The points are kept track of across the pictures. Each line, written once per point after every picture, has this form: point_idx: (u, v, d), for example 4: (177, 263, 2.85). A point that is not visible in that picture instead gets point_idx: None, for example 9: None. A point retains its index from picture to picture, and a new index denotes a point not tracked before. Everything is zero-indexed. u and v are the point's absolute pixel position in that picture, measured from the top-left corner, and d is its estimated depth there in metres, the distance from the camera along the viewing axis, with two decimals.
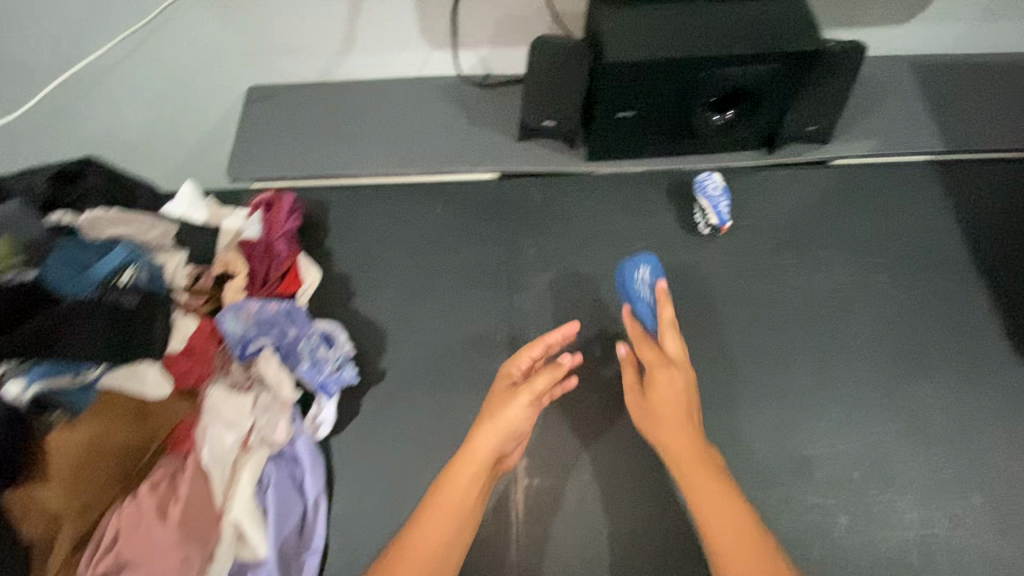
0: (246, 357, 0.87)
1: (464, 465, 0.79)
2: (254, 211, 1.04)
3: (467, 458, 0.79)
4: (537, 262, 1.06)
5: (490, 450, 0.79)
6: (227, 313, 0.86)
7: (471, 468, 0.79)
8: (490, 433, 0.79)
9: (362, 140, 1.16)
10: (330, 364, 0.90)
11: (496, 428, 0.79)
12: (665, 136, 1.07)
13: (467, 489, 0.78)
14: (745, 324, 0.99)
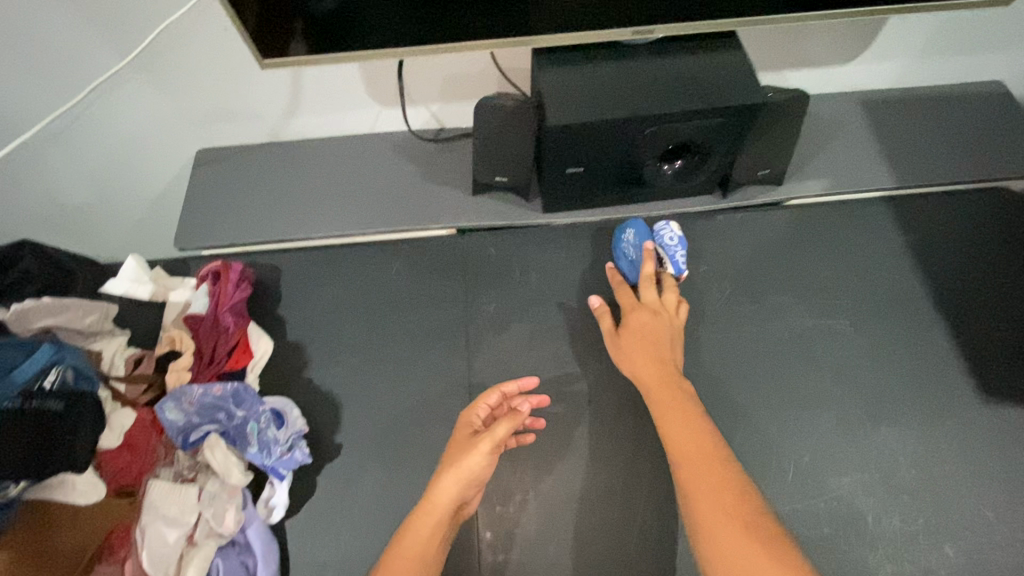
0: (191, 445, 0.85)
1: (424, 514, 0.78)
2: (202, 284, 1.01)
3: (427, 503, 0.79)
4: (496, 321, 1.04)
5: (450, 497, 0.79)
6: (165, 403, 0.82)
7: (430, 519, 0.78)
8: (450, 482, 0.79)
9: (313, 202, 1.13)
10: (280, 446, 0.86)
11: (457, 472, 0.80)
12: (618, 189, 1.06)
13: (429, 537, 0.77)
14: (708, 375, 0.97)
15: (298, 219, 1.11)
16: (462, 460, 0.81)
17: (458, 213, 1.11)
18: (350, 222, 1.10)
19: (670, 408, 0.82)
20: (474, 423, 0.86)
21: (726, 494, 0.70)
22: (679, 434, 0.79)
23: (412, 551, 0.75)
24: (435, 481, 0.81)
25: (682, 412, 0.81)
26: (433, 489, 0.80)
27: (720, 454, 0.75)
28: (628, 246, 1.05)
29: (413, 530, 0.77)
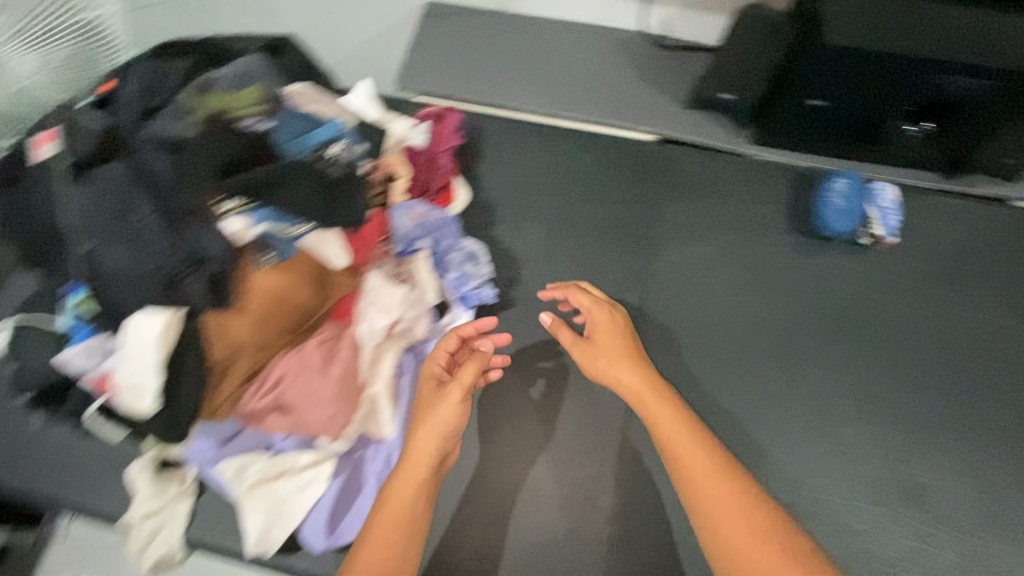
0: (405, 254, 0.95)
1: (409, 469, 0.73)
2: (423, 121, 1.06)
3: (413, 454, 0.74)
4: (681, 232, 1.05)
5: (433, 445, 0.74)
6: (400, 209, 0.96)
7: (418, 464, 0.73)
8: (436, 429, 0.74)
9: (530, 76, 1.17)
10: (474, 280, 0.97)
11: (444, 421, 0.75)
12: (843, 136, 1.03)
13: (413, 485, 0.72)
14: (884, 342, 0.96)
15: (515, 87, 1.15)
16: (443, 411, 0.75)
17: (666, 122, 1.11)
18: (560, 104, 1.14)
19: (644, 393, 0.79)
20: (438, 367, 0.81)
21: (727, 495, 0.70)
22: (665, 420, 0.76)
23: (401, 490, 0.72)
24: (411, 432, 0.76)
25: (668, 407, 0.77)
26: (415, 435, 0.75)
27: (716, 450, 0.74)
28: (836, 195, 1.00)
29: (400, 475, 0.73)
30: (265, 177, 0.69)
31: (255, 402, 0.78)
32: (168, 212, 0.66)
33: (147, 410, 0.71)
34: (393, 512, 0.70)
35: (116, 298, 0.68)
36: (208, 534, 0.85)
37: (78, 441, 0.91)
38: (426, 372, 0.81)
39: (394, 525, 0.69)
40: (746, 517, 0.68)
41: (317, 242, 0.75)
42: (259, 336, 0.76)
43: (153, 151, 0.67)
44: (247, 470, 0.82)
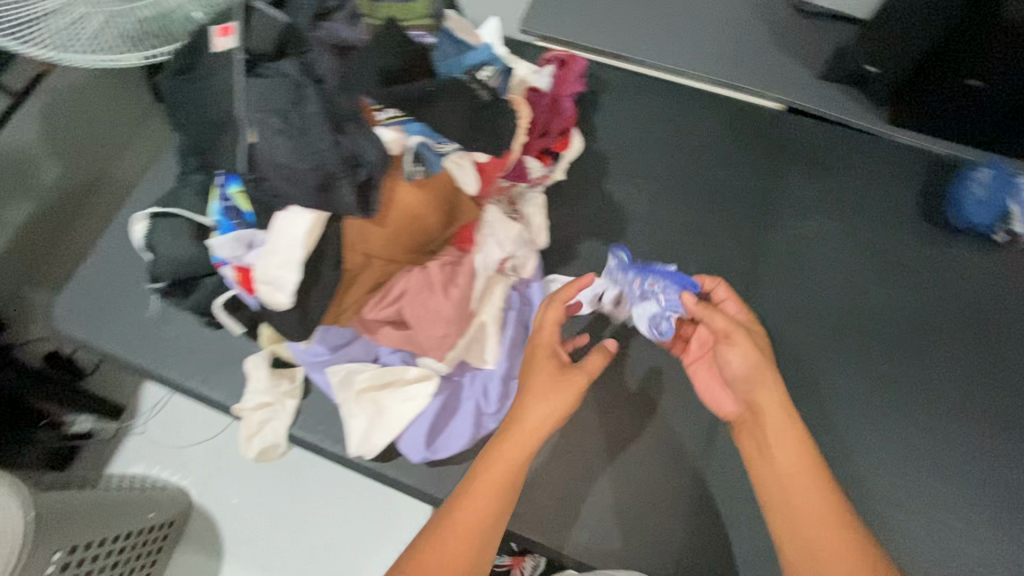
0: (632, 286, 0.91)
1: (517, 442, 0.71)
2: (547, 65, 1.06)
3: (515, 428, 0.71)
4: (800, 206, 1.01)
5: (542, 423, 0.72)
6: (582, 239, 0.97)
7: (518, 444, 0.71)
8: (543, 406, 0.72)
9: (659, 28, 1.12)
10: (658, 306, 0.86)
11: (552, 400, 0.72)
12: (1000, 122, 0.94)
13: (505, 465, 0.70)
14: (1006, 344, 0.91)
15: (643, 38, 1.12)
16: (549, 383, 0.74)
17: (797, 91, 1.07)
18: (687, 61, 1.10)
19: (773, 401, 0.71)
20: (551, 341, 0.78)
21: (820, 508, 0.67)
22: (776, 432, 0.70)
23: (490, 479, 0.69)
24: (525, 402, 0.73)
25: (779, 409, 0.71)
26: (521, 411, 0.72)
27: (813, 450, 0.70)
28: (977, 184, 0.95)
29: (494, 456, 0.70)
30: (425, 90, 0.70)
31: (377, 312, 0.80)
32: (334, 113, 0.68)
33: (280, 304, 0.75)
34: (479, 503, 0.68)
35: (274, 190, 0.71)
36: (311, 433, 0.90)
37: (201, 332, 0.97)
38: (546, 342, 0.78)
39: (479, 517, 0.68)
40: (835, 522, 0.66)
41: (457, 163, 0.76)
42: (387, 249, 0.78)
43: (325, 53, 0.69)
44: (354, 375, 0.86)
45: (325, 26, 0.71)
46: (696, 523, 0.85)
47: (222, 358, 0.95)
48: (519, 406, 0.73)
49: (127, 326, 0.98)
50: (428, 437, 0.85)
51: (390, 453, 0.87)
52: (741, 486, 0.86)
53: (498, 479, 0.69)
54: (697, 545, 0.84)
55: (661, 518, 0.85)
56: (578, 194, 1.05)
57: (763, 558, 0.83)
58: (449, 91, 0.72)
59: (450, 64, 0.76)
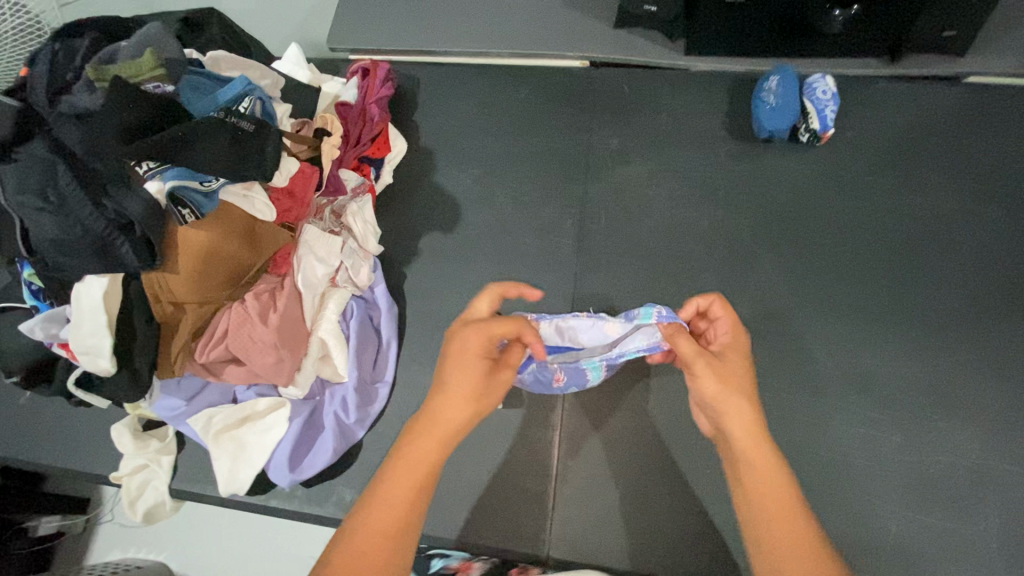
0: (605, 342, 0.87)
1: (424, 442, 0.62)
2: (351, 78, 1.08)
3: (430, 430, 0.62)
4: (618, 153, 1.04)
5: (457, 420, 0.63)
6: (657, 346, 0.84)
7: (431, 448, 0.62)
8: (459, 400, 0.63)
9: (457, 18, 1.15)
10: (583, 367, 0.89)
11: (472, 394, 0.63)
12: (775, 32, 1.00)
13: (415, 480, 0.60)
14: (826, 238, 0.94)
15: (444, 30, 1.15)
16: (473, 384, 0.63)
17: (596, 44, 1.09)
18: (488, 43, 1.13)
19: (748, 438, 0.62)
20: (485, 342, 0.64)
21: (782, 508, 0.59)
22: (751, 447, 0.62)
23: (403, 491, 0.60)
24: (446, 397, 0.63)
25: (750, 420, 0.63)
26: (433, 406, 0.63)
27: (777, 455, 0.61)
28: (769, 93, 0.98)
29: (408, 461, 0.61)
30: (173, 136, 0.71)
31: (206, 355, 0.82)
32: (89, 179, 0.71)
33: (103, 370, 0.76)
34: (382, 522, 0.58)
35: (56, 266, 0.73)
36: (192, 483, 0.93)
37: (73, 415, 0.99)
38: (477, 340, 0.64)
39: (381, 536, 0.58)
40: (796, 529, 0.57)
41: (242, 194, 0.81)
42: (196, 293, 0.80)
43: (65, 124, 0.71)
44: (212, 419, 0.87)
45: (64, 99, 0.72)
46: (564, 479, 0.86)
47: (95, 433, 0.97)
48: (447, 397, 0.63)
49: (5, 426, 1.00)
50: (292, 461, 0.87)
51: (269, 483, 0.91)
52: (601, 431, 0.88)
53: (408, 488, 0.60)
54: (569, 500, 0.85)
55: (530, 482, 0.87)
56: (410, 193, 1.08)
57: (634, 498, 0.84)
58: (202, 131, 0.74)
59: (202, 104, 0.77)
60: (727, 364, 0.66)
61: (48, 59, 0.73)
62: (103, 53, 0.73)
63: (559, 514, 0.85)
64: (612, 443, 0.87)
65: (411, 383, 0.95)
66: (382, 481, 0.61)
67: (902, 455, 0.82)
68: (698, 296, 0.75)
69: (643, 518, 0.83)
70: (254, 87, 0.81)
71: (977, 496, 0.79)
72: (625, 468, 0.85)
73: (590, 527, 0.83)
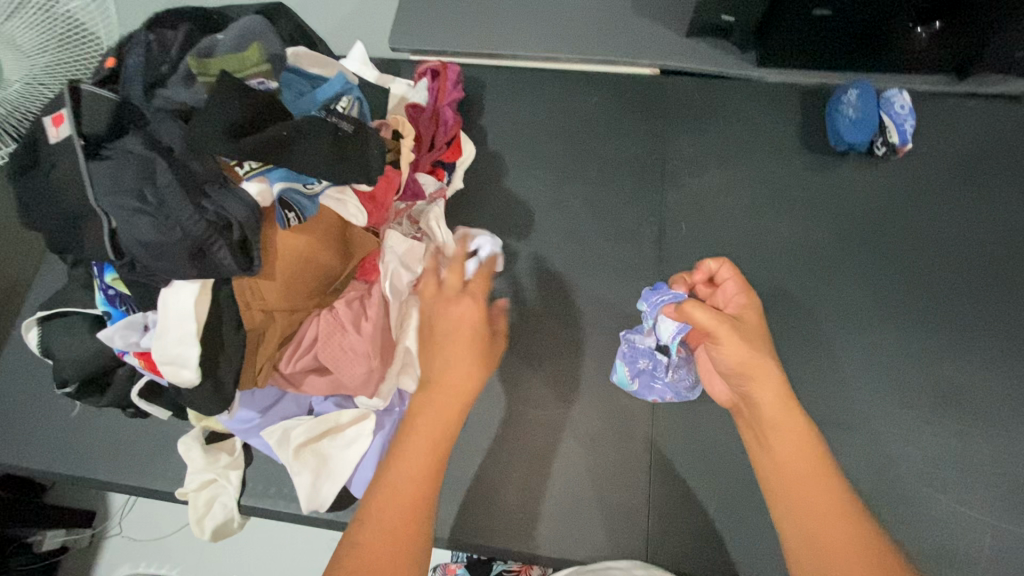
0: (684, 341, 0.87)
1: (425, 405, 0.61)
2: (420, 79, 1.05)
3: (437, 393, 0.61)
4: (693, 162, 1.03)
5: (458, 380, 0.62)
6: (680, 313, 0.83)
7: (439, 414, 0.60)
8: (460, 364, 0.63)
9: (524, 20, 1.13)
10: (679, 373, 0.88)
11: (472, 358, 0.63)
12: (853, 48, 1.00)
13: (428, 449, 0.59)
14: (906, 251, 0.95)
15: (510, 32, 1.13)
16: (454, 344, 0.64)
17: (668, 52, 1.09)
18: (557, 47, 1.11)
19: (779, 408, 0.61)
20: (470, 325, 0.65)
21: (823, 491, 0.57)
22: (785, 426, 0.60)
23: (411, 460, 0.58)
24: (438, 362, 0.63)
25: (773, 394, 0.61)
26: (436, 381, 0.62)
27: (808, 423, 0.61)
28: (849, 106, 0.98)
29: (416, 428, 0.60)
30: (279, 136, 0.68)
31: (294, 365, 0.79)
32: (191, 180, 0.67)
33: (187, 380, 0.72)
34: (398, 499, 0.56)
35: (148, 270, 0.68)
36: (264, 500, 0.88)
37: (128, 427, 0.93)
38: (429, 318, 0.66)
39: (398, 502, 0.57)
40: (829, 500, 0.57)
41: (337, 199, 0.77)
42: (287, 299, 0.76)
43: (166, 121, 0.67)
44: (291, 432, 0.84)
45: (161, 93, 0.69)
46: (658, 491, 0.86)
47: (155, 448, 0.91)
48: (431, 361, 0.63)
49: (50, 440, 0.93)
50: (378, 475, 0.83)
51: (349, 499, 0.87)
52: (691, 443, 0.88)
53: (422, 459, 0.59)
54: (663, 511, 0.85)
55: (622, 495, 0.86)
56: (482, 199, 1.05)
57: (728, 509, 0.85)
58: (307, 131, 0.71)
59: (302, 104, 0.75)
60: (748, 333, 0.65)
61: (144, 50, 0.70)
62: (202, 45, 0.70)
63: (654, 525, 0.84)
64: (703, 455, 0.88)
65: (492, 394, 0.92)
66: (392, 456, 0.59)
67: (993, 467, 0.83)
68: (708, 259, 0.74)
69: (739, 529, 0.83)
70: (351, 86, 0.78)
71: None
72: (714, 478, 0.86)
73: (686, 537, 0.84)
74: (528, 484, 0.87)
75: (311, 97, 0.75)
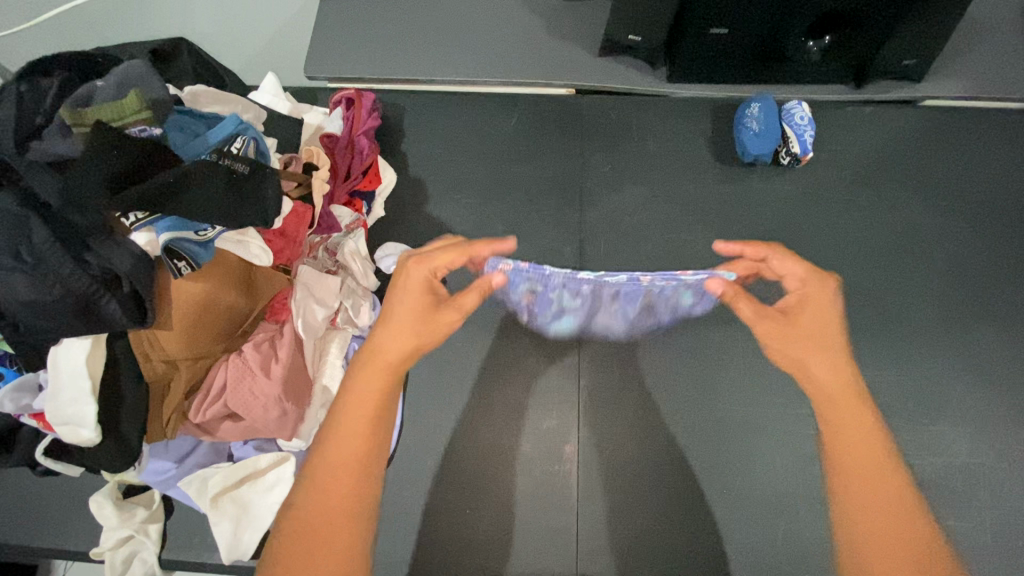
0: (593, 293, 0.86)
1: (370, 372, 0.65)
2: (335, 109, 1.04)
3: (367, 359, 0.66)
4: (611, 179, 1.05)
5: (397, 348, 0.66)
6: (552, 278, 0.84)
7: (378, 376, 0.65)
8: (401, 336, 0.67)
9: (439, 44, 1.13)
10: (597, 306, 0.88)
11: (415, 335, 0.67)
12: (752, 62, 1.03)
13: (370, 409, 0.63)
14: (814, 256, 0.99)
15: (425, 56, 1.12)
16: (409, 309, 0.68)
17: (583, 71, 1.10)
18: (472, 70, 1.11)
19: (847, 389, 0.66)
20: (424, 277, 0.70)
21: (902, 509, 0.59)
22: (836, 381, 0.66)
23: (356, 426, 0.62)
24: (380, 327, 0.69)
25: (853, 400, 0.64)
26: (377, 347, 0.67)
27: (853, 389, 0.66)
28: (752, 119, 1.02)
29: (352, 397, 0.64)
30: (163, 182, 0.66)
31: (201, 416, 0.76)
32: (72, 235, 0.65)
33: (87, 440, 0.69)
34: (349, 447, 0.61)
35: (32, 329, 0.66)
36: (188, 552, 0.85)
37: (38, 489, 0.89)
38: (421, 275, 0.70)
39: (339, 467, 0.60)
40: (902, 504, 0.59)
41: (237, 241, 0.76)
42: (189, 350, 0.74)
43: (38, 173, 0.64)
44: (207, 482, 0.81)
45: (34, 145, 0.66)
46: (586, 509, 0.87)
47: (66, 505, 0.87)
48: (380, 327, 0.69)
49: None
50: None
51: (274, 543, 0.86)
52: (617, 459, 0.89)
53: (361, 418, 0.63)
54: (592, 528, 0.87)
55: (550, 516, 0.87)
56: (403, 225, 1.05)
57: (653, 521, 0.86)
58: (197, 177, 0.69)
59: (191, 147, 0.73)
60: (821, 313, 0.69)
61: (14, 102, 0.67)
62: (79, 94, 0.68)
63: (582, 543, 0.86)
64: (630, 469, 0.89)
65: (420, 425, 0.92)
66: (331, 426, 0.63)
67: (901, 460, 0.87)
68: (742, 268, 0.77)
69: (664, 541, 0.86)
70: (247, 125, 0.77)
71: (967, 492, 0.85)
72: (641, 492, 0.88)
73: (613, 552, 0.86)
74: (456, 512, 0.88)
75: (201, 140, 0.74)
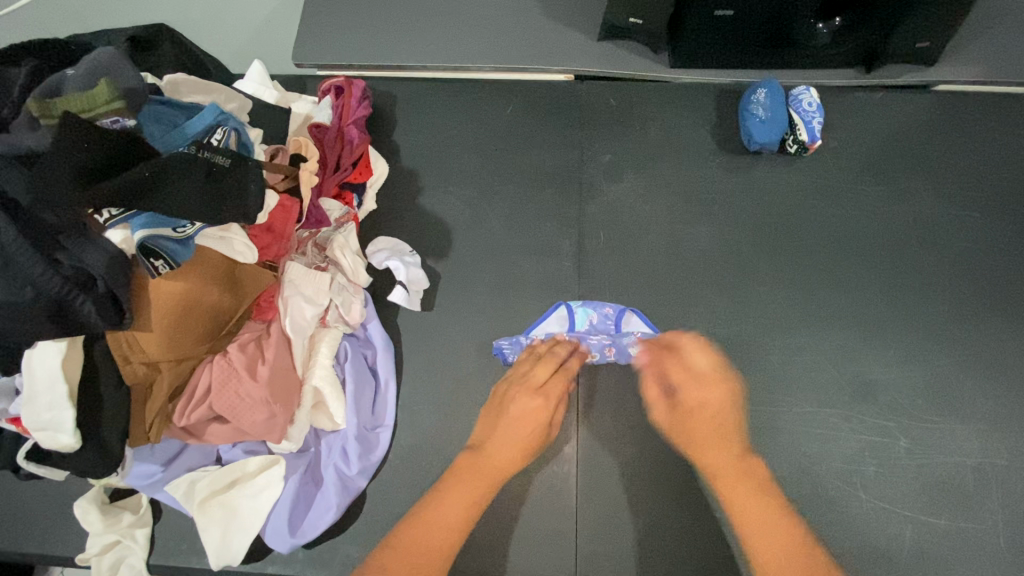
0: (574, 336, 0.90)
1: (478, 471, 0.75)
2: (324, 97, 1.00)
3: (481, 470, 0.75)
4: (611, 169, 1.01)
5: (506, 452, 0.76)
6: (554, 313, 0.92)
7: (483, 483, 0.74)
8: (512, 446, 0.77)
9: (433, 28, 1.09)
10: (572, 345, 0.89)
11: (522, 443, 0.77)
12: (761, 47, 0.99)
13: (467, 503, 0.72)
14: (822, 248, 0.95)
15: (417, 42, 1.08)
16: (530, 426, 0.78)
17: (581, 58, 1.06)
18: (467, 56, 1.07)
19: (699, 430, 0.76)
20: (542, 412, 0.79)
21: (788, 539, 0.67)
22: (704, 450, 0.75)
23: (454, 516, 0.70)
24: (491, 439, 0.78)
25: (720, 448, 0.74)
26: (485, 457, 0.76)
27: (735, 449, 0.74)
28: (758, 106, 0.98)
29: (457, 487, 0.73)
30: (138, 177, 0.62)
31: (186, 419, 0.74)
32: (40, 233, 0.61)
33: (67, 445, 0.66)
34: (440, 531, 0.69)
35: (3, 331, 0.63)
36: (175, 557, 0.83)
37: (24, 492, 0.86)
38: (539, 401, 0.80)
39: (427, 550, 0.67)
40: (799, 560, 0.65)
41: (219, 237, 0.73)
42: (172, 351, 0.72)
43: (5, 168, 0.61)
44: (195, 485, 0.79)
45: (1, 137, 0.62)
46: (586, 512, 0.85)
47: (51, 510, 0.85)
48: (492, 436, 0.78)
49: None
50: (291, 522, 0.80)
51: (266, 547, 0.83)
52: (618, 459, 0.87)
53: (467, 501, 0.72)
54: (592, 532, 0.84)
55: (549, 520, 0.85)
56: (397, 219, 1.01)
57: (657, 524, 0.84)
58: (174, 172, 0.65)
59: (170, 139, 0.70)
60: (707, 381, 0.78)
61: None
62: (47, 83, 0.64)
63: (583, 547, 0.83)
64: (630, 469, 0.86)
65: (414, 425, 0.89)
66: (419, 518, 0.70)
67: (911, 460, 0.84)
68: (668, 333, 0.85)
69: (667, 545, 0.83)
70: (228, 115, 0.73)
71: (980, 493, 0.83)
72: (642, 493, 0.85)
73: (615, 555, 0.83)
74: None
75: (180, 131, 0.70)
